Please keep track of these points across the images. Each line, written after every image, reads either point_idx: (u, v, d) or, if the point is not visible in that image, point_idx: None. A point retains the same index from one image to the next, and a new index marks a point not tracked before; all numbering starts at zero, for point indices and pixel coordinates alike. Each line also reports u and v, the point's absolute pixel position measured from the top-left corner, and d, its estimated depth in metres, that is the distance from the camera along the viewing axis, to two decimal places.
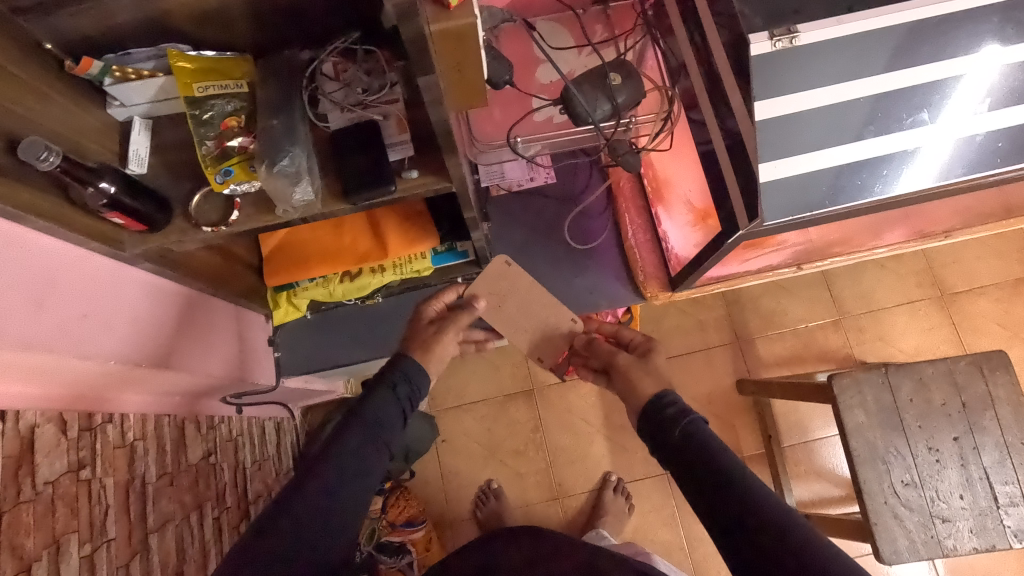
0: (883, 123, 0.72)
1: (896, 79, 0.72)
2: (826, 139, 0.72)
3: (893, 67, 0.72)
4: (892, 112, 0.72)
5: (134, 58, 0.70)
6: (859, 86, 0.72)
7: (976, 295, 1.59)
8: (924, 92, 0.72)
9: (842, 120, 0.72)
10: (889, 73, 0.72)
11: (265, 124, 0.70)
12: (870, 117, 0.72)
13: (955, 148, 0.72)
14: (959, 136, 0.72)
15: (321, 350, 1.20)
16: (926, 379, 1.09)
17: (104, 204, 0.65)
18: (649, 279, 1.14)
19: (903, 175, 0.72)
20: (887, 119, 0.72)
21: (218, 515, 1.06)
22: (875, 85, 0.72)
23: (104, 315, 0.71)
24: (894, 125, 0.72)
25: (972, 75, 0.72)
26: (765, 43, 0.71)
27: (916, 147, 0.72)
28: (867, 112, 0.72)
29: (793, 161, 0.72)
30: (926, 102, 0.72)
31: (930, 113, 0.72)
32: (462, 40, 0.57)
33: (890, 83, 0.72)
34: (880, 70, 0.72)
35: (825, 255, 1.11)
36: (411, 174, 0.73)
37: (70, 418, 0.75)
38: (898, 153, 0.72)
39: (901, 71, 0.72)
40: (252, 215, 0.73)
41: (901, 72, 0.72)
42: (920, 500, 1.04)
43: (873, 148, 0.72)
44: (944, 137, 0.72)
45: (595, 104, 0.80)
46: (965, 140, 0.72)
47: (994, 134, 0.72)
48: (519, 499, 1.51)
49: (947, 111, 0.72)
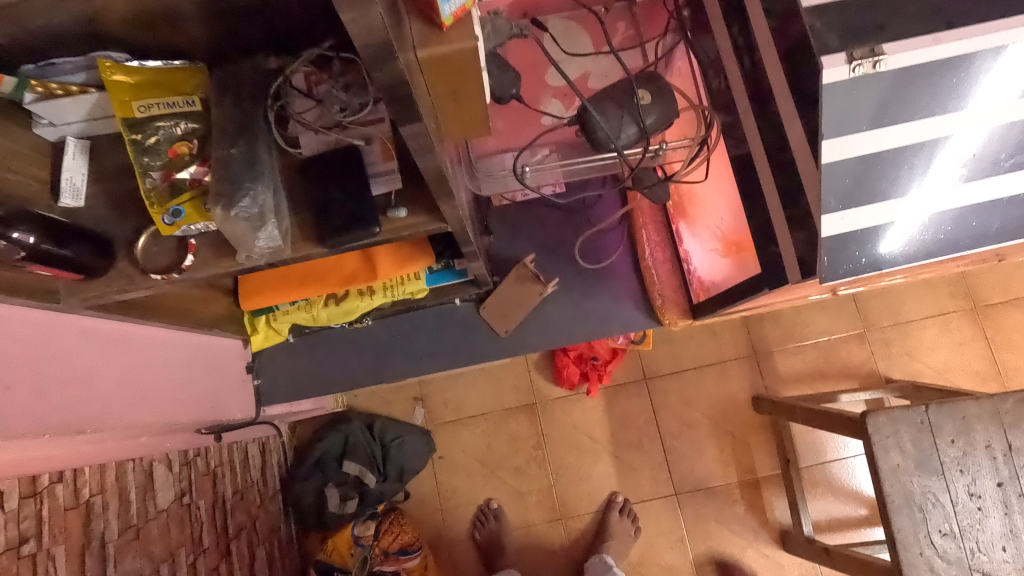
0: (870, 192, 0.63)
1: (885, 138, 0.60)
2: (867, 196, 0.63)
3: (885, 122, 0.60)
4: (878, 178, 0.62)
5: (59, 69, 0.57)
6: (850, 146, 0.60)
7: (1011, 308, 1.49)
8: (911, 155, 0.62)
9: (835, 185, 0.62)
10: (881, 129, 0.60)
11: (220, 153, 0.58)
12: (857, 185, 0.62)
13: (941, 218, 0.65)
14: (950, 204, 0.64)
15: (305, 376, 1.07)
16: (970, 419, 0.99)
17: (22, 257, 0.54)
18: (667, 304, 1.02)
19: (888, 246, 0.65)
20: (872, 186, 0.63)
21: (193, 560, 0.97)
22: (866, 144, 0.60)
23: (36, 380, 0.60)
24: (878, 196, 0.63)
25: (964, 135, 0.61)
26: (842, 69, 0.56)
27: (901, 218, 0.64)
28: (856, 178, 0.62)
29: (832, 222, 0.63)
30: (912, 167, 0.62)
31: (968, 166, 0.63)
32: (458, 68, 0.44)
33: (877, 143, 0.61)
34: (873, 125, 0.59)
35: (861, 283, 0.97)
36: (399, 213, 0.62)
37: (8, 487, 0.65)
38: (888, 223, 0.64)
39: (891, 129, 0.60)
40: (209, 260, 0.61)
41: (886, 130, 0.60)
42: (959, 552, 0.96)
43: (862, 220, 0.64)
44: (930, 207, 0.64)
45: (619, 128, 0.68)
46: (972, 206, 0.65)
47: (990, 200, 0.64)
48: (521, 521, 1.43)
49: (952, 173, 0.63)
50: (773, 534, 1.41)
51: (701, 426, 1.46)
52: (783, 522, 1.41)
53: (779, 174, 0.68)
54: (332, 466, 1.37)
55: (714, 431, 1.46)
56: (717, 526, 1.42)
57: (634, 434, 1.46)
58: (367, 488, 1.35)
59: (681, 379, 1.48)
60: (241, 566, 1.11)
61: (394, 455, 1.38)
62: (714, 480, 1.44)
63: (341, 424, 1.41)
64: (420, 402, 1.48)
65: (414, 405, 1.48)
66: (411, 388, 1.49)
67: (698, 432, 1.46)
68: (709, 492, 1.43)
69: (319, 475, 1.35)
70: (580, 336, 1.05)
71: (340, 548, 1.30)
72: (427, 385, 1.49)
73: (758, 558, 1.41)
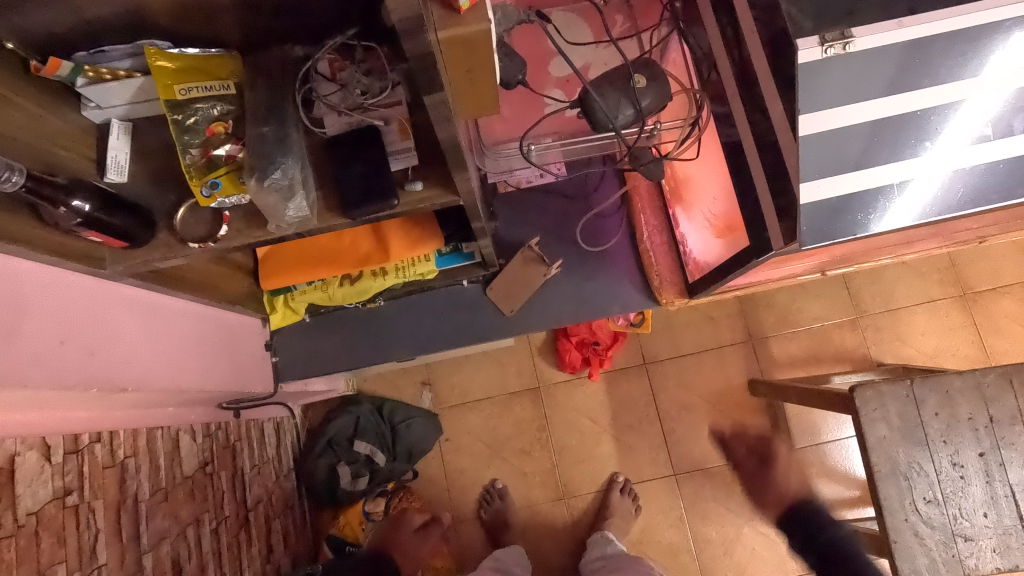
0: (847, 162, 0.70)
1: (887, 106, 0.69)
2: (840, 166, 0.70)
3: (853, 100, 0.69)
4: (868, 147, 0.70)
5: (109, 56, 0.63)
6: (854, 112, 0.69)
7: (999, 294, 1.54)
8: (925, 120, 0.70)
9: (845, 146, 0.70)
10: (887, 97, 0.69)
11: (253, 132, 0.64)
12: (871, 146, 0.70)
13: (960, 178, 0.71)
14: (920, 175, 0.70)
15: (319, 354, 1.12)
16: (953, 392, 1.05)
17: (78, 224, 0.60)
18: (665, 285, 1.08)
19: (908, 205, 0.71)
20: (862, 154, 0.70)
21: (216, 526, 1.02)
22: (874, 110, 0.69)
23: (87, 339, 0.66)
24: (894, 156, 0.70)
25: (976, 101, 0.69)
26: (815, 50, 0.66)
27: (920, 177, 0.70)
28: (869, 139, 0.70)
29: (810, 190, 0.70)
30: (925, 131, 0.70)
31: (931, 142, 0.70)
32: (474, 49, 0.50)
33: (849, 118, 0.69)
34: (879, 94, 0.69)
35: (850, 262, 1.04)
36: (416, 187, 0.67)
37: (53, 442, 0.70)
38: (865, 191, 0.71)
39: (896, 97, 0.69)
40: (242, 230, 0.67)
41: (849, 107, 0.69)
42: (942, 518, 1.01)
43: (878, 177, 0.71)
44: (948, 166, 0.70)
45: (617, 109, 0.74)
46: (992, 165, 0.71)
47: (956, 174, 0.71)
48: (525, 500, 1.48)
49: (970, 136, 0.70)
50: (769, 513, 1.46)
51: (699, 409, 1.52)
52: (778, 501, 1.46)
53: (764, 153, 0.74)
54: (343, 445, 1.42)
55: (712, 414, 1.51)
56: (714, 505, 1.47)
57: (634, 417, 1.52)
58: (377, 467, 1.41)
59: (680, 364, 1.54)
60: (258, 537, 1.16)
61: (403, 436, 1.45)
62: (711, 461, 1.49)
63: (352, 405, 1.47)
64: (428, 386, 1.54)
65: (421, 389, 1.53)
66: (419, 373, 1.54)
67: (696, 414, 1.51)
68: (706, 472, 1.48)
69: (330, 454, 1.41)
70: (579, 316, 1.11)
71: (352, 522, 1.38)
72: (434, 370, 1.54)
73: (755, 535, 1.46)
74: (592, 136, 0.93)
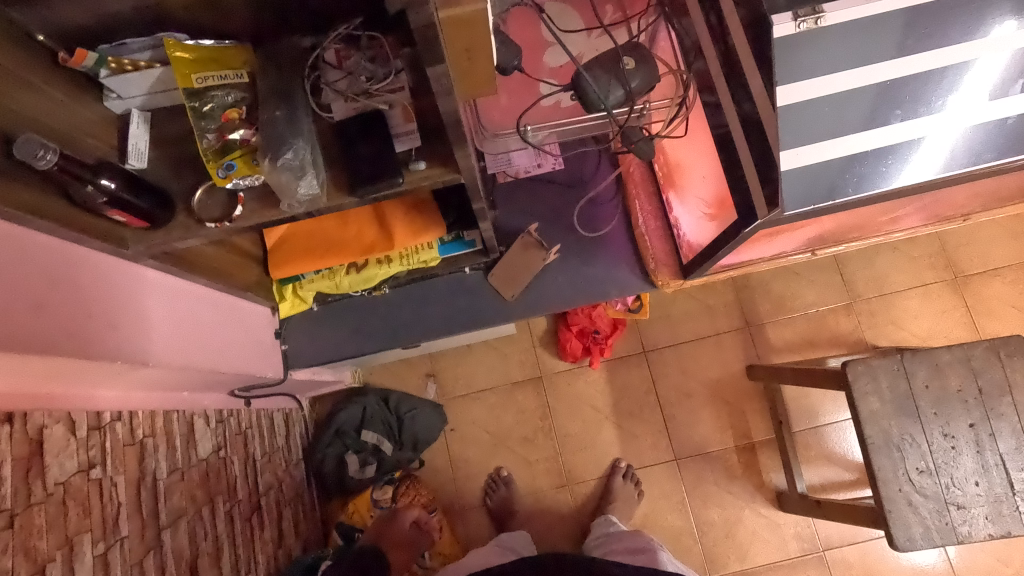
0: (828, 129, 0.71)
1: (862, 75, 0.71)
2: (820, 134, 0.71)
3: (829, 71, 0.71)
4: (847, 115, 0.72)
5: (130, 48, 0.67)
6: (841, 80, 0.71)
7: (989, 277, 1.57)
8: (901, 88, 0.71)
9: (838, 113, 0.72)
10: (874, 65, 0.71)
11: (266, 115, 0.68)
12: (865, 111, 0.71)
13: (955, 140, 0.72)
14: (900, 140, 0.71)
15: (330, 342, 1.16)
16: (943, 366, 1.08)
17: (104, 202, 0.64)
18: (660, 266, 1.12)
19: (903, 167, 0.72)
20: (842, 122, 0.72)
21: (229, 509, 1.05)
22: (861, 78, 0.71)
23: (110, 315, 0.70)
24: (891, 120, 0.71)
25: (954, 67, 0.71)
26: (790, 24, 0.70)
27: (916, 138, 0.71)
28: (861, 104, 0.72)
29: (791, 156, 0.72)
30: (910, 97, 0.71)
31: (910, 108, 0.71)
32: (471, 27, 0.55)
33: (826, 88, 0.71)
34: (852, 65, 0.71)
35: (839, 241, 1.09)
36: (419, 166, 0.71)
37: (78, 418, 0.74)
38: (844, 157, 0.72)
39: (882, 63, 0.71)
40: (256, 210, 0.71)
41: (825, 78, 0.71)
42: (935, 487, 1.04)
43: (875, 140, 0.72)
44: (928, 130, 0.71)
45: (607, 89, 0.84)
46: (990, 126, 0.71)
47: (938, 138, 0.71)
48: (530, 487, 1.51)
49: (965, 97, 0.71)
50: (769, 495, 1.49)
51: (699, 395, 1.55)
52: (779, 484, 1.49)
53: (747, 130, 0.77)
54: (351, 435, 1.46)
55: (711, 399, 1.54)
56: (715, 488, 1.50)
57: (635, 404, 1.55)
58: (385, 456, 1.46)
59: (679, 351, 1.57)
60: (270, 522, 1.19)
61: (410, 424, 1.48)
62: (711, 445, 1.52)
63: (359, 396, 1.50)
64: (432, 378, 1.57)
65: (426, 381, 1.57)
66: (423, 365, 1.57)
67: (695, 400, 1.54)
68: (708, 457, 1.51)
69: (339, 443, 1.45)
70: (581, 298, 1.15)
71: (360, 510, 1.42)
72: (438, 361, 1.58)
73: (756, 517, 1.49)
74: (583, 116, 1.02)
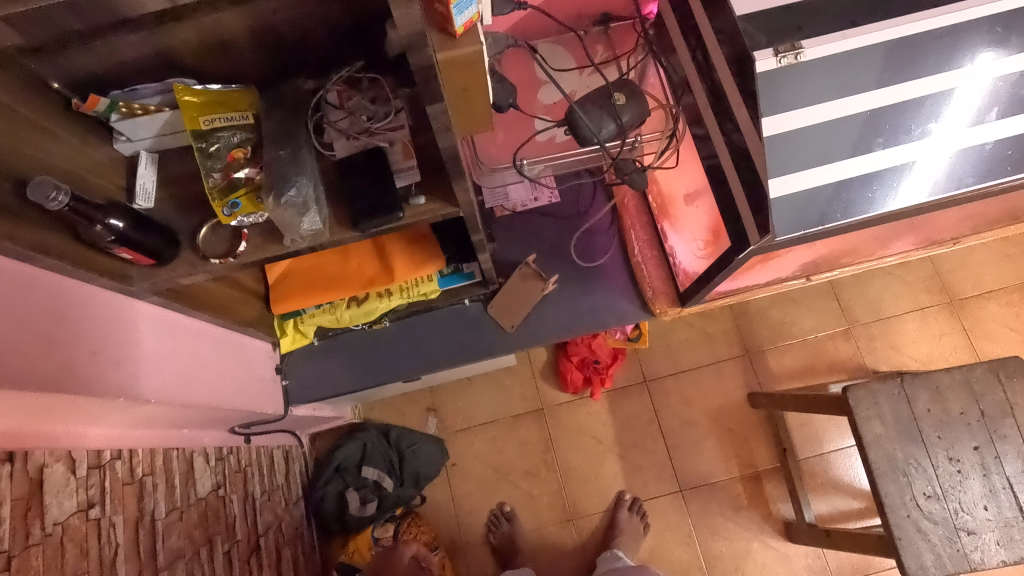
0: (813, 157, 0.74)
1: (841, 107, 0.74)
2: (807, 163, 0.74)
3: (812, 102, 0.74)
4: (832, 142, 0.74)
5: (140, 93, 0.69)
6: (823, 111, 0.74)
7: (985, 300, 1.59)
8: (882, 117, 0.74)
9: (824, 142, 0.74)
10: (854, 96, 0.74)
11: (270, 155, 0.71)
12: (849, 140, 0.74)
13: (938, 166, 0.74)
14: (883, 167, 0.74)
15: (329, 377, 1.16)
16: (943, 389, 1.08)
17: (112, 241, 0.65)
18: (658, 294, 1.14)
19: (888, 193, 0.75)
20: (827, 150, 0.74)
21: (228, 549, 1.04)
22: (844, 107, 0.74)
23: (113, 351, 0.70)
24: (873, 147, 0.74)
25: (933, 96, 0.73)
26: (771, 60, 0.73)
27: (900, 165, 0.74)
28: (847, 134, 0.74)
29: (779, 183, 0.74)
30: (891, 126, 0.74)
31: (892, 136, 0.74)
32: (469, 68, 0.58)
33: (810, 119, 0.74)
34: (833, 97, 0.74)
35: (833, 265, 1.11)
36: (419, 200, 0.73)
37: (78, 456, 0.73)
38: (830, 183, 0.75)
39: (863, 94, 0.74)
40: (260, 245, 0.73)
41: (809, 109, 0.74)
42: (944, 512, 1.03)
43: (859, 167, 0.74)
44: (911, 155, 0.74)
45: (600, 124, 0.88)
46: (969, 152, 0.75)
47: (923, 165, 0.74)
48: (533, 523, 1.48)
49: (944, 125, 0.74)
50: (777, 526, 1.46)
51: (701, 424, 1.53)
52: (786, 515, 1.47)
53: (733, 161, 0.80)
54: (351, 472, 1.45)
55: (714, 428, 1.53)
56: (721, 520, 1.47)
57: (637, 434, 1.53)
58: (386, 492, 1.44)
59: (679, 380, 1.57)
60: (269, 562, 1.17)
61: (410, 460, 1.47)
62: (716, 475, 1.50)
63: (359, 432, 1.50)
64: (433, 413, 1.56)
65: (427, 415, 1.56)
66: (424, 400, 1.57)
67: (698, 429, 1.53)
68: (712, 488, 1.49)
69: (339, 480, 1.44)
70: (580, 328, 1.16)
71: (361, 548, 1.38)
72: (439, 395, 1.57)
73: (765, 549, 1.46)
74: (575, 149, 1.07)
